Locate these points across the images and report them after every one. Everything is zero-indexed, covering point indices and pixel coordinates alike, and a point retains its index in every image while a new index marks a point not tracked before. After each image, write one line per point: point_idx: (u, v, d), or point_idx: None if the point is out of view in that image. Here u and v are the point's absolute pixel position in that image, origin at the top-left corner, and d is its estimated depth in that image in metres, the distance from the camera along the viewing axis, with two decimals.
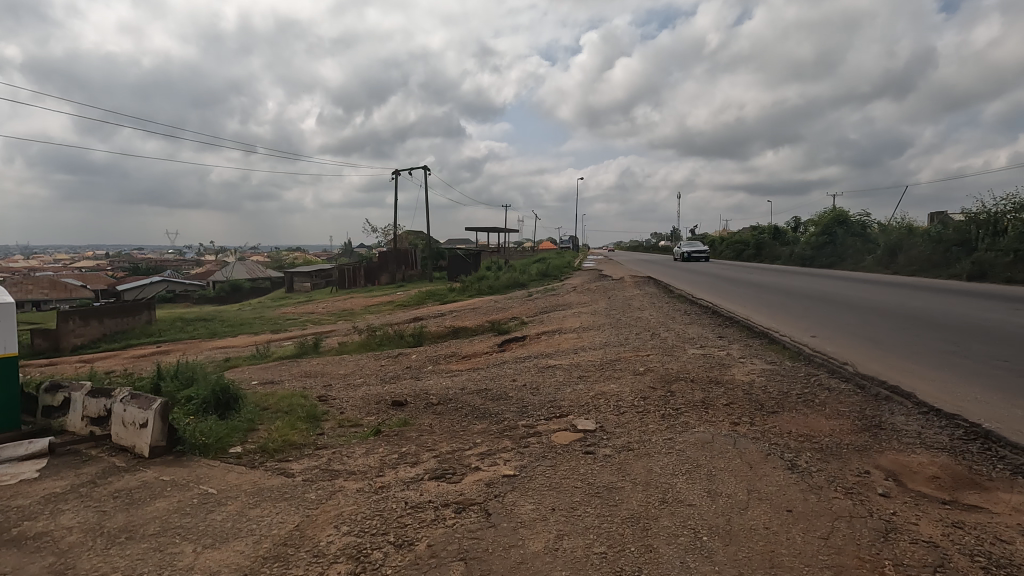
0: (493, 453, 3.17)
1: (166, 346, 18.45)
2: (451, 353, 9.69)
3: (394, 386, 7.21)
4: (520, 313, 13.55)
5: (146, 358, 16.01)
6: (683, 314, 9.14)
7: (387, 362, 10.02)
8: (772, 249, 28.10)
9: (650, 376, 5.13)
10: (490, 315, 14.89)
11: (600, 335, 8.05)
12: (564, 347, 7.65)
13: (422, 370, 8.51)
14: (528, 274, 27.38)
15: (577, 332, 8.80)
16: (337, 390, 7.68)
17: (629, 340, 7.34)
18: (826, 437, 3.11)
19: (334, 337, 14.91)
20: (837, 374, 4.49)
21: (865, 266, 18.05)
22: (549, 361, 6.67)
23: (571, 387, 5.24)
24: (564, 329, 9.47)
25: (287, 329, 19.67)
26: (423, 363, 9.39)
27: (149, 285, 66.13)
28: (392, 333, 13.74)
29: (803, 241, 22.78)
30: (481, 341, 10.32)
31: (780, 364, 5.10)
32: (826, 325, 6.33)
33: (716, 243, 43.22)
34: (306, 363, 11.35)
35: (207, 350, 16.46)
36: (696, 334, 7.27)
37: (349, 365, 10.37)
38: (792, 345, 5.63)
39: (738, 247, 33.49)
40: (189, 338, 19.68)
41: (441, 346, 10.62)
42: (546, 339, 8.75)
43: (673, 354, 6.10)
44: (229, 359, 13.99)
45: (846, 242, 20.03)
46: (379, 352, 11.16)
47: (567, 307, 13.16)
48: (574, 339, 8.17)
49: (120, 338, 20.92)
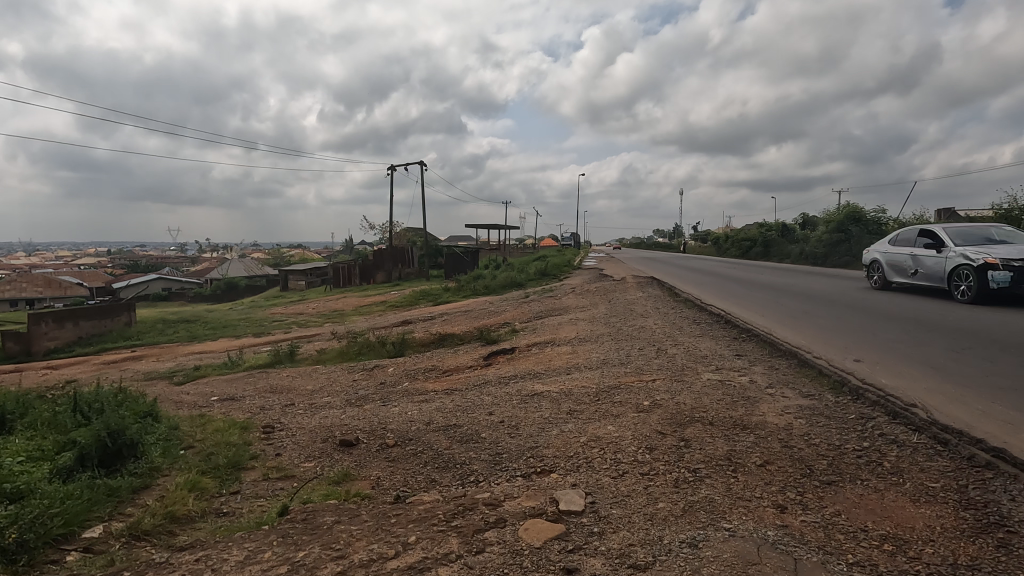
0: (427, 569, 2.12)
1: (142, 350, 17.49)
2: (432, 367, 8.66)
3: (356, 412, 6.19)
4: (512, 319, 12.49)
5: (117, 364, 15.08)
6: (693, 324, 8.07)
7: (360, 376, 9.02)
8: (780, 247, 26.96)
9: (657, 414, 4.09)
10: (481, 319, 13.83)
11: (598, 351, 6.98)
12: (556, 366, 6.59)
13: (396, 389, 7.48)
14: (526, 274, 26.33)
15: (571, 345, 7.76)
16: (294, 414, 6.68)
17: (632, 358, 6.27)
18: (930, 550, 2.08)
19: (314, 343, 13.91)
20: (902, 418, 3.47)
21: None
22: (535, 386, 5.61)
23: (557, 426, 4.19)
24: (557, 340, 8.44)
25: (270, 332, 18.69)
26: (399, 379, 8.38)
27: (147, 283, 65.61)
28: (374, 339, 12.72)
29: (814, 239, 21.73)
30: (467, 352, 9.27)
31: (820, 401, 4.07)
32: (867, 344, 5.30)
33: (721, 240, 42.19)
34: (276, 374, 10.33)
35: (181, 356, 15.47)
36: (709, 352, 6.21)
37: (321, 378, 9.36)
38: (832, 372, 4.59)
39: (744, 245, 32.35)
40: (167, 342, 18.72)
41: (423, 357, 9.60)
42: (536, 353, 7.71)
43: (685, 380, 5.05)
44: (199, 368, 12.98)
45: (862, 240, 18.93)
46: (355, 363, 10.15)
47: (564, 312, 12.10)
48: (567, 355, 7.10)
49: (97, 341, 19.98)
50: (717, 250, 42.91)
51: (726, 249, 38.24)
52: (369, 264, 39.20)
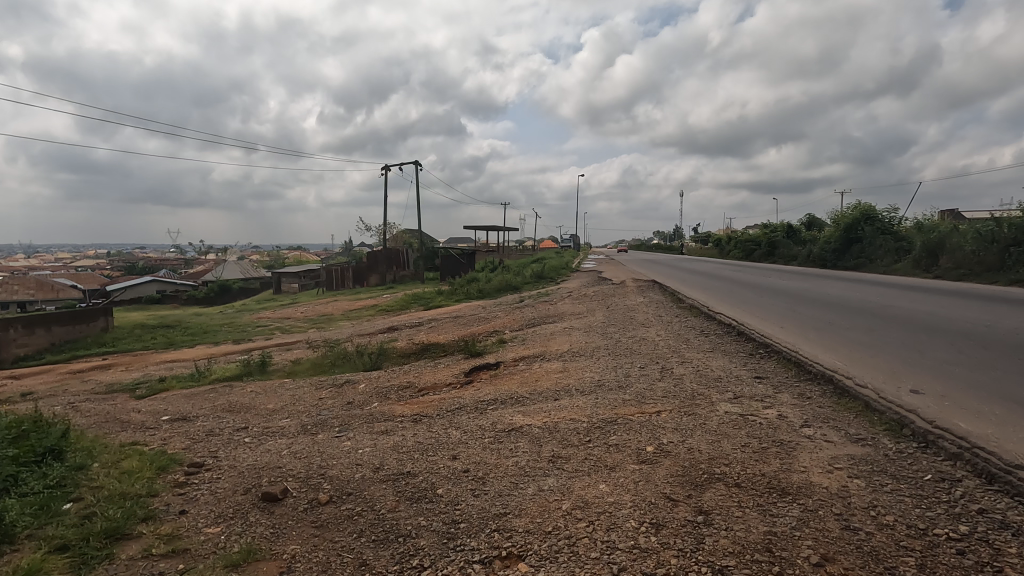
0: None
1: (114, 358, 16.52)
2: (406, 385, 7.67)
3: (304, 444, 5.20)
4: (502, 327, 11.50)
5: (82, 375, 14.13)
6: (701, 337, 7.08)
7: (327, 395, 8.02)
8: (786, 249, 25.95)
9: (665, 468, 3.13)
10: (469, 327, 12.84)
11: (594, 370, 5.99)
12: (543, 389, 5.60)
13: (360, 413, 6.49)
14: (523, 276, 25.37)
15: (561, 362, 6.79)
16: (236, 446, 5.70)
17: (632, 381, 5.29)
18: None
19: (290, 353, 12.92)
20: (1005, 489, 2.54)
21: (897, 268, 16.07)
22: (515, 417, 4.63)
23: (534, 482, 3.22)
24: (548, 354, 7.46)
25: (251, 339, 17.72)
26: (368, 399, 7.39)
27: (141, 285, 64.78)
28: (353, 349, 11.73)
29: (823, 240, 20.79)
30: (449, 366, 8.29)
31: (879, 451, 3.13)
32: (921, 369, 4.37)
33: (723, 242, 41.25)
34: (238, 390, 9.36)
35: (151, 366, 14.53)
36: (724, 373, 5.23)
37: (284, 396, 8.36)
38: (886, 409, 3.64)
39: (748, 246, 31.32)
40: (142, 349, 17.74)
41: (399, 371, 8.64)
42: (522, 370, 6.74)
43: (697, 413, 4.08)
44: (164, 380, 12.01)
45: (875, 240, 17.95)
46: (325, 377, 9.17)
47: (558, 319, 11.12)
48: (556, 374, 6.11)
49: (70, 348, 19.00)
50: (719, 252, 41.90)
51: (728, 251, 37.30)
52: (362, 266, 38.25)
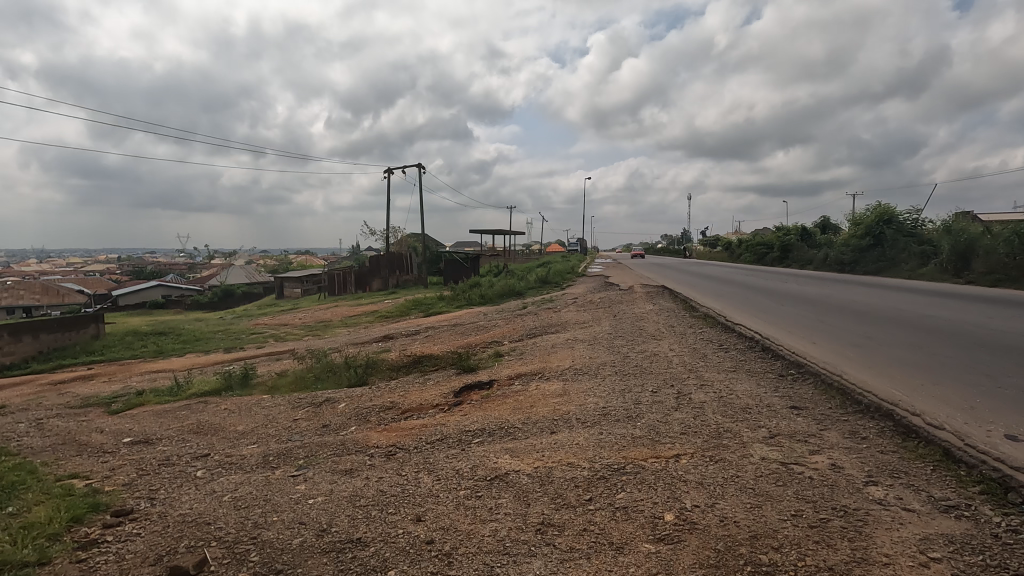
0: None
1: (99, 368, 15.85)
2: (389, 406, 6.86)
3: (254, 484, 4.39)
4: (500, 338, 10.69)
5: (62, 386, 13.43)
6: (720, 355, 6.23)
7: (302, 416, 7.23)
8: (799, 253, 24.98)
9: (691, 553, 2.31)
10: (466, 337, 12.03)
11: (599, 394, 5.16)
12: (539, 418, 4.77)
13: (332, 441, 5.69)
14: (527, 282, 24.57)
15: (561, 382, 5.96)
16: (183, 482, 4.92)
17: (643, 410, 4.46)
18: None
19: (276, 364, 12.16)
20: None
21: (923, 273, 15.14)
22: (502, 457, 3.81)
23: (516, 568, 2.40)
24: (546, 371, 6.63)
25: (242, 348, 17.00)
26: (345, 422, 6.60)
27: (147, 289, 64.67)
28: (340, 362, 10.95)
29: (841, 243, 19.89)
30: (438, 384, 7.48)
31: (985, 531, 2.31)
32: (1004, 405, 3.57)
33: (733, 245, 40.31)
34: (211, 408, 8.60)
35: (133, 377, 13.83)
36: (753, 402, 4.39)
37: (256, 417, 7.58)
38: (977, 464, 2.84)
39: (761, 250, 30.34)
40: (130, 358, 17.06)
41: (385, 389, 7.85)
42: (517, 391, 5.93)
43: (727, 459, 3.25)
44: (141, 394, 11.28)
45: (896, 244, 17.04)
46: (305, 394, 8.40)
47: (561, 330, 10.28)
48: (555, 398, 5.29)
49: (57, 356, 18.33)
50: (729, 255, 40.96)
51: (739, 254, 36.34)
52: (365, 271, 37.58)
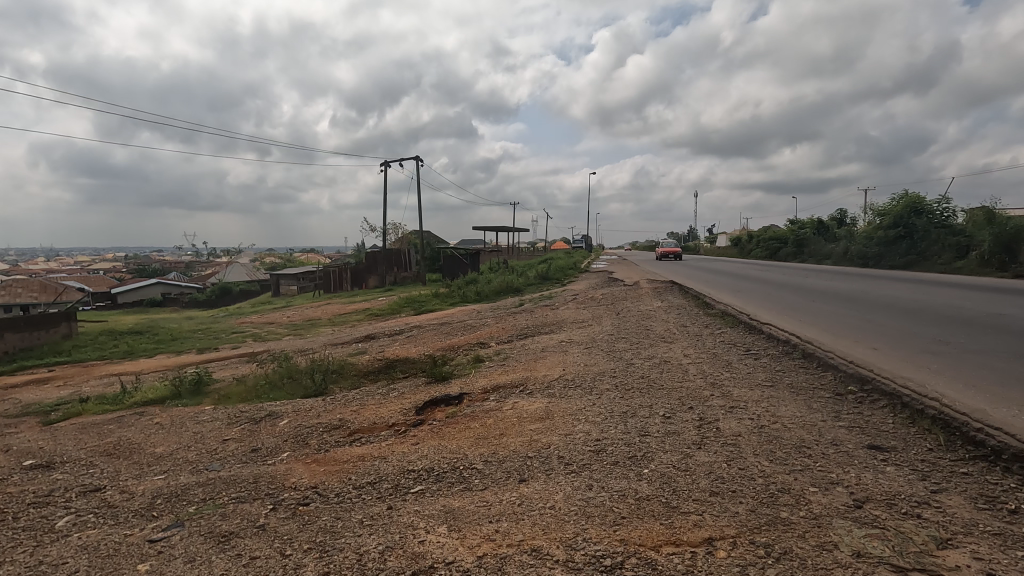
0: None
1: (61, 370, 14.65)
2: (336, 426, 5.55)
3: (95, 553, 3.08)
4: (486, 339, 9.38)
5: (9, 390, 12.20)
6: (751, 366, 4.90)
7: (234, 436, 5.93)
8: (816, 247, 23.54)
9: None
10: (451, 337, 10.72)
11: (592, 418, 3.85)
12: (508, 455, 3.45)
13: (245, 476, 4.38)
14: (526, 278, 23.24)
15: (545, 399, 4.63)
16: (24, 540, 3.62)
17: (653, 449, 3.15)
18: None
19: (240, 367, 10.91)
20: None
21: (961, 267, 13.70)
22: (434, 531, 2.48)
23: None
24: (529, 384, 5.30)
25: (217, 348, 15.79)
26: (279, 447, 5.30)
27: (145, 288, 63.80)
28: (306, 365, 9.67)
29: (863, 236, 18.47)
30: (401, 397, 6.15)
31: None
32: None
33: (744, 242, 38.82)
34: (142, 422, 7.33)
35: (89, 380, 12.59)
36: (811, 438, 3.06)
37: (184, 436, 6.30)
38: None
39: (774, 244, 28.90)
40: (96, 360, 15.82)
41: (341, 401, 6.54)
42: (487, 412, 4.60)
43: (796, 554, 1.94)
44: (84, 401, 10.02)
45: (928, 235, 15.62)
46: (250, 406, 7.09)
47: (555, 330, 8.95)
48: (531, 423, 3.98)
49: (22, 357, 17.12)
50: (740, 251, 39.41)
51: (749, 250, 34.86)
52: (361, 268, 36.35)
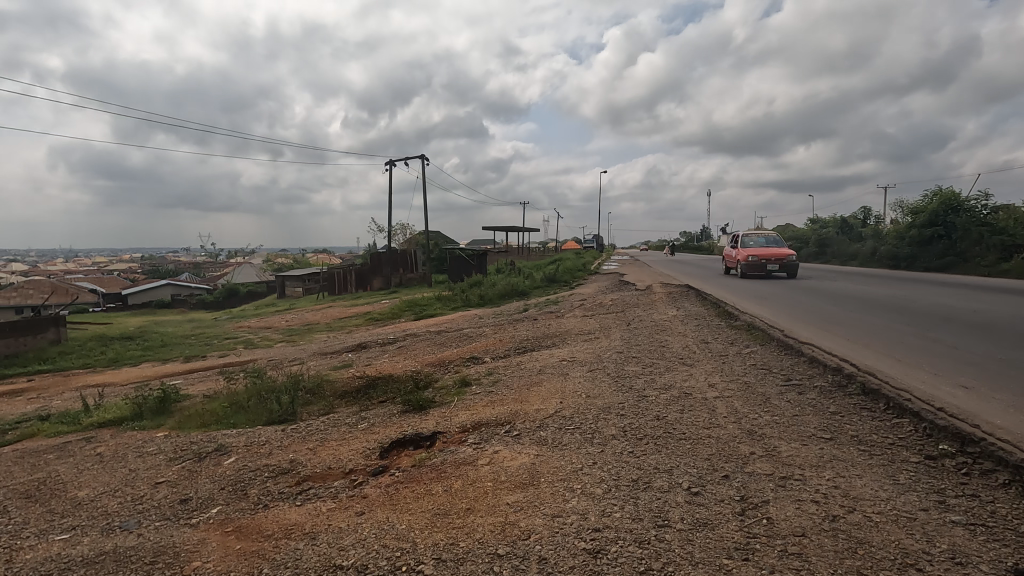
0: None
1: (39, 380, 13.91)
2: (284, 471, 4.58)
3: None
4: (480, 353, 8.40)
5: None
6: (796, 406, 3.86)
7: (170, 477, 4.99)
8: (840, 247, 22.30)
9: None
10: (443, 349, 9.72)
11: (590, 489, 2.84)
12: (470, 552, 2.47)
13: (145, 551, 3.43)
14: (533, 280, 22.25)
15: (532, 450, 3.61)
16: None
17: (679, 560, 2.14)
18: None
19: (215, 381, 10.03)
20: None
21: (1008, 270, 12.49)
22: None
23: None
24: (516, 423, 4.29)
25: (203, 356, 14.95)
26: (211, 498, 4.36)
27: (155, 290, 63.76)
28: (281, 380, 8.73)
29: (893, 235, 17.28)
30: (367, 432, 5.16)
31: None
32: None
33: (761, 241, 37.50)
34: (84, 453, 6.43)
35: (61, 391, 11.81)
36: (918, 551, 2.04)
37: (116, 474, 5.39)
38: None
39: (794, 244, 27.66)
40: (78, 368, 15.06)
41: (301, 433, 5.59)
42: (457, 466, 3.59)
43: None
44: (44, 418, 9.18)
45: (968, 235, 14.40)
46: (202, 436, 6.15)
47: (557, 344, 7.95)
48: (507, 492, 2.98)
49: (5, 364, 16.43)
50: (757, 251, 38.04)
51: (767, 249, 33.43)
52: (365, 269, 35.52)
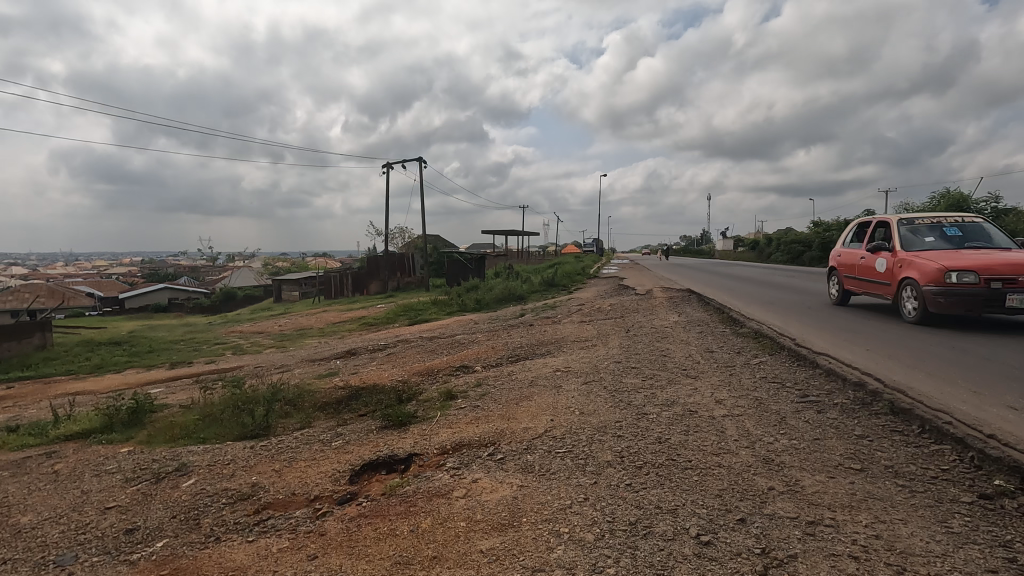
0: None
1: (19, 387, 13.45)
2: (243, 496, 4.11)
3: None
4: (471, 361, 7.95)
5: None
6: (817, 428, 3.39)
7: (122, 502, 4.53)
8: None
9: None
10: (433, 357, 9.26)
11: (580, 535, 2.38)
12: None
13: None
14: (531, 284, 21.82)
15: (515, 479, 3.15)
16: None
17: None
18: None
19: (194, 390, 9.56)
20: None
21: None
22: None
23: None
24: (500, 445, 3.82)
25: (190, 363, 14.50)
26: (159, 528, 3.89)
27: (151, 294, 63.28)
28: (260, 389, 8.25)
29: None
30: (340, 451, 4.69)
31: None
32: None
33: (762, 245, 37.05)
34: (40, 471, 5.96)
35: (37, 400, 11.36)
36: None
37: (66, 497, 4.92)
38: None
39: (796, 247, 27.23)
40: (60, 375, 14.60)
41: (271, 450, 5.13)
42: (428, 498, 3.13)
43: None
44: (12, 429, 8.72)
45: None
46: (165, 453, 5.68)
47: (552, 352, 7.50)
48: (482, 536, 2.51)
49: None
50: (758, 255, 37.60)
51: (769, 253, 32.99)
52: (362, 274, 35.05)
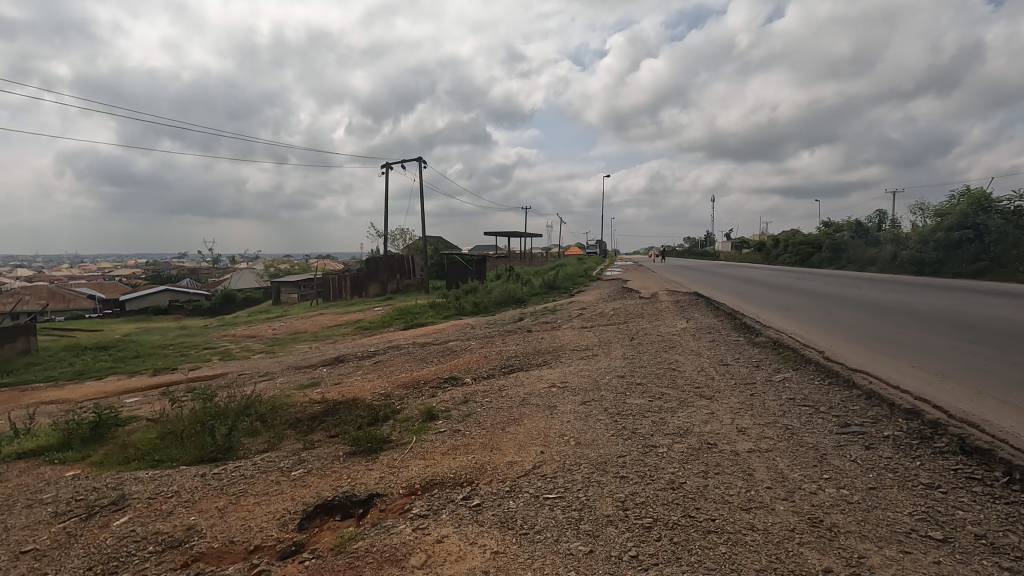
0: None
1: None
2: (174, 544, 3.45)
3: None
4: (461, 372, 7.29)
5: None
6: (869, 471, 2.72)
7: (41, 545, 3.88)
8: (856, 252, 21.15)
9: None
10: (423, 366, 8.60)
11: None
12: None
13: None
14: (532, 287, 21.16)
15: (491, 542, 2.47)
16: None
17: None
18: None
19: (167, 400, 8.92)
20: None
21: None
22: None
23: None
24: (478, 487, 3.14)
25: (174, 369, 13.88)
26: None
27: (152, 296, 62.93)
28: (233, 401, 7.61)
29: (916, 238, 16.15)
30: (297, 484, 4.03)
31: None
32: None
33: (769, 246, 36.31)
34: None
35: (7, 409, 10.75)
36: None
37: None
38: None
39: (806, 249, 26.51)
40: (39, 382, 13.99)
41: (221, 480, 4.46)
42: (378, 565, 2.46)
43: None
44: None
45: (1002, 237, 13.25)
46: (110, 480, 5.03)
47: (549, 363, 6.83)
48: None
49: None
50: (765, 256, 36.85)
51: (777, 254, 32.27)
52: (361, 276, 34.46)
